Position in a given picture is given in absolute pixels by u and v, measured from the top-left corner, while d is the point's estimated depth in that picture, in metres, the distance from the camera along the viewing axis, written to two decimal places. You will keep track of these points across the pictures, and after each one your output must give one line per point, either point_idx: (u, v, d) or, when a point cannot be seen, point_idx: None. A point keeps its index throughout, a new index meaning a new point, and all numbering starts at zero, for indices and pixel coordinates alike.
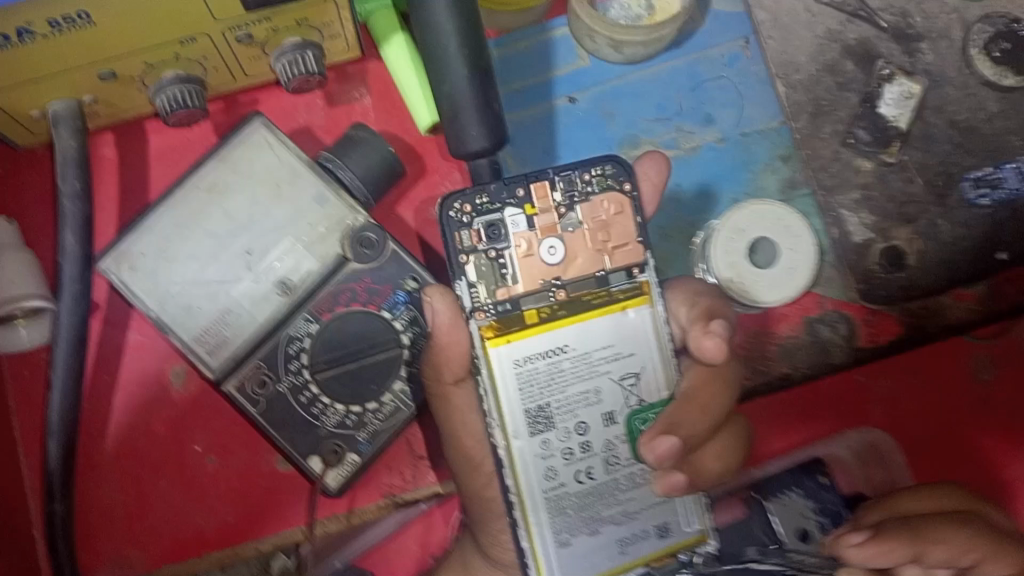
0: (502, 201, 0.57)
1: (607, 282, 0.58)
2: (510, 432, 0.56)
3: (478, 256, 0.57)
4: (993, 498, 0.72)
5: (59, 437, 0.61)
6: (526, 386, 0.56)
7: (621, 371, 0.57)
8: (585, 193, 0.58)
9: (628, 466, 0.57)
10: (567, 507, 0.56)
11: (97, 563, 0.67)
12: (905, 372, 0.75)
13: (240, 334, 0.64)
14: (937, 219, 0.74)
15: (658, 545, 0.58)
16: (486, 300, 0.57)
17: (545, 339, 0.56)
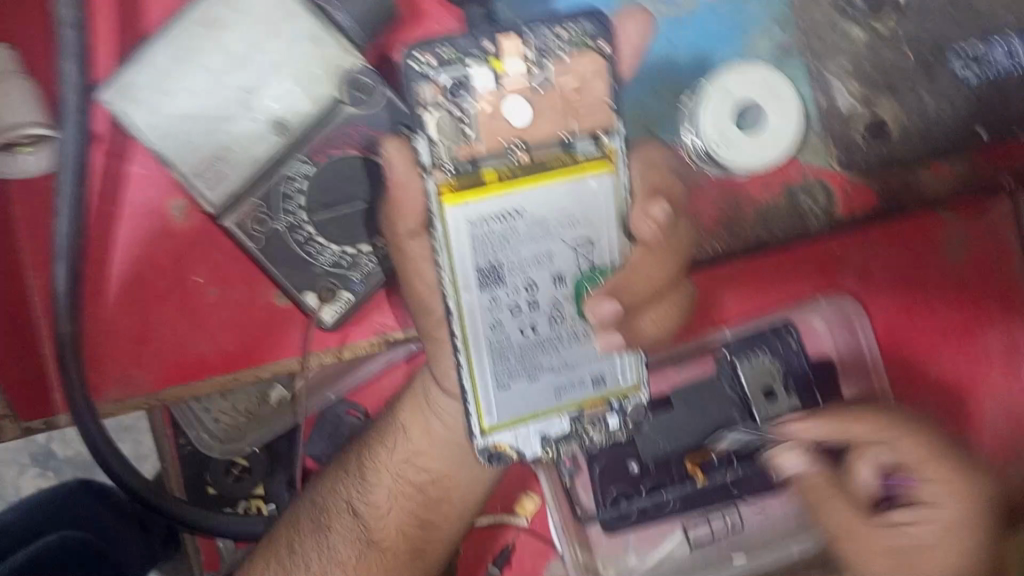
0: (468, 53, 0.57)
1: (572, 146, 0.59)
2: (460, 286, 0.59)
3: (440, 110, 0.57)
4: (921, 344, 0.89)
5: (66, 261, 0.65)
6: (479, 244, 0.59)
7: (575, 236, 0.60)
8: (559, 51, 0.58)
9: (572, 322, 0.62)
10: (508, 354, 0.61)
11: (103, 382, 0.70)
12: (881, 240, 0.86)
13: (238, 171, 0.66)
14: (922, 90, 0.73)
15: (592, 393, 0.63)
16: (445, 159, 0.58)
17: (501, 201, 0.58)
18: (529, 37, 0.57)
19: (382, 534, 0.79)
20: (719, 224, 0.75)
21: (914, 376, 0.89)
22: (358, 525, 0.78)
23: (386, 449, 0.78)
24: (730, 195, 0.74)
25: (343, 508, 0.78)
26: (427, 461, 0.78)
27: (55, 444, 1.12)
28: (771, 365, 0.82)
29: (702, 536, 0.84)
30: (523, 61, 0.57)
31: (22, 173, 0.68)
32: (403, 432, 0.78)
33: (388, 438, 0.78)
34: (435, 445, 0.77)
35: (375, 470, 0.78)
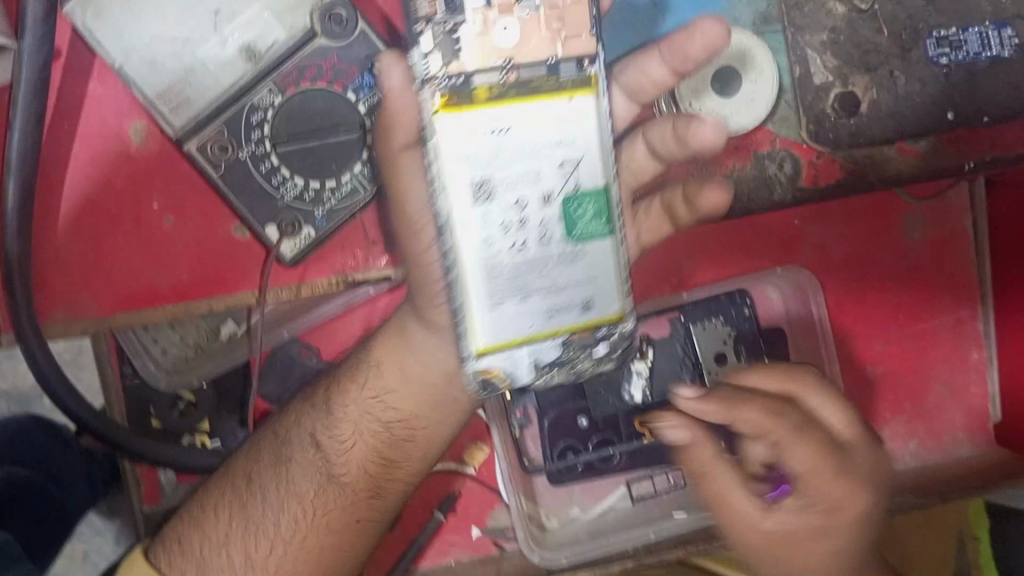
0: None
1: (557, 70, 0.57)
2: (451, 198, 0.56)
3: (435, 26, 0.55)
4: (867, 323, 0.91)
5: (19, 176, 0.63)
6: (469, 158, 0.56)
7: (562, 156, 0.58)
8: None
9: (560, 245, 0.59)
10: (500, 273, 0.58)
11: (51, 307, 0.68)
12: (840, 220, 0.88)
13: (204, 96, 0.64)
14: (898, 71, 0.73)
15: (580, 318, 0.60)
16: (439, 73, 0.55)
17: (490, 116, 0.56)
18: None
19: (344, 466, 0.71)
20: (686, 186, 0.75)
21: (861, 350, 0.92)
22: (319, 460, 0.70)
23: (356, 383, 0.72)
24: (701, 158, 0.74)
25: (305, 443, 0.71)
26: (398, 399, 0.72)
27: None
28: (723, 331, 0.85)
29: (645, 493, 0.86)
30: None
31: None
32: (376, 368, 0.72)
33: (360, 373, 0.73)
34: (405, 384, 0.72)
35: (343, 401, 0.72)
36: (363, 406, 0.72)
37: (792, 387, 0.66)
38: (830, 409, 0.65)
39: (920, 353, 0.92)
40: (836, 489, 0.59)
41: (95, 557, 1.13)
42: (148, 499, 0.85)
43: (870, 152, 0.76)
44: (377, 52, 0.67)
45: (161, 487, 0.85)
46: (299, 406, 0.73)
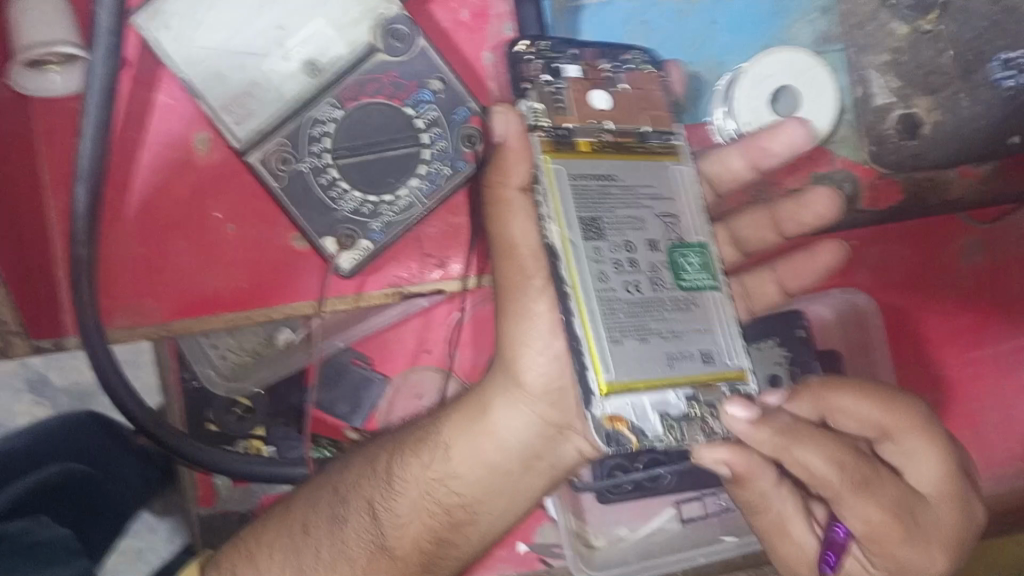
0: (563, 51, 0.61)
1: (646, 137, 0.61)
2: (565, 227, 0.55)
3: (538, 85, 0.59)
4: (929, 347, 0.90)
5: (88, 182, 0.64)
6: (579, 196, 0.57)
7: (660, 210, 0.60)
8: (631, 64, 0.63)
9: (671, 291, 0.58)
10: (618, 310, 0.55)
11: (115, 308, 0.69)
12: (897, 240, 0.88)
13: (266, 109, 0.66)
14: (961, 92, 0.71)
15: (703, 369, 0.56)
16: (547, 122, 0.58)
17: (594, 162, 0.58)
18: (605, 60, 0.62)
19: (397, 541, 0.65)
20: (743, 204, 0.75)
21: (918, 376, 0.89)
22: (374, 532, 0.65)
23: (421, 459, 0.65)
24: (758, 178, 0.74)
25: (363, 513, 0.65)
26: (464, 485, 0.65)
27: (53, 373, 1.13)
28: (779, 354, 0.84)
29: (695, 515, 0.85)
30: (602, 69, 0.62)
31: (46, 91, 0.68)
32: (444, 448, 0.65)
33: (426, 447, 0.66)
34: (476, 467, 0.65)
35: (405, 475, 0.65)
36: (424, 483, 0.65)
37: (876, 416, 0.58)
38: (915, 441, 0.58)
39: (978, 380, 0.90)
40: (891, 538, 0.56)
41: (149, 555, 1.17)
42: (203, 502, 0.86)
43: (932, 175, 0.75)
44: (435, 66, 0.68)
45: (216, 491, 0.86)
46: (354, 471, 0.66)
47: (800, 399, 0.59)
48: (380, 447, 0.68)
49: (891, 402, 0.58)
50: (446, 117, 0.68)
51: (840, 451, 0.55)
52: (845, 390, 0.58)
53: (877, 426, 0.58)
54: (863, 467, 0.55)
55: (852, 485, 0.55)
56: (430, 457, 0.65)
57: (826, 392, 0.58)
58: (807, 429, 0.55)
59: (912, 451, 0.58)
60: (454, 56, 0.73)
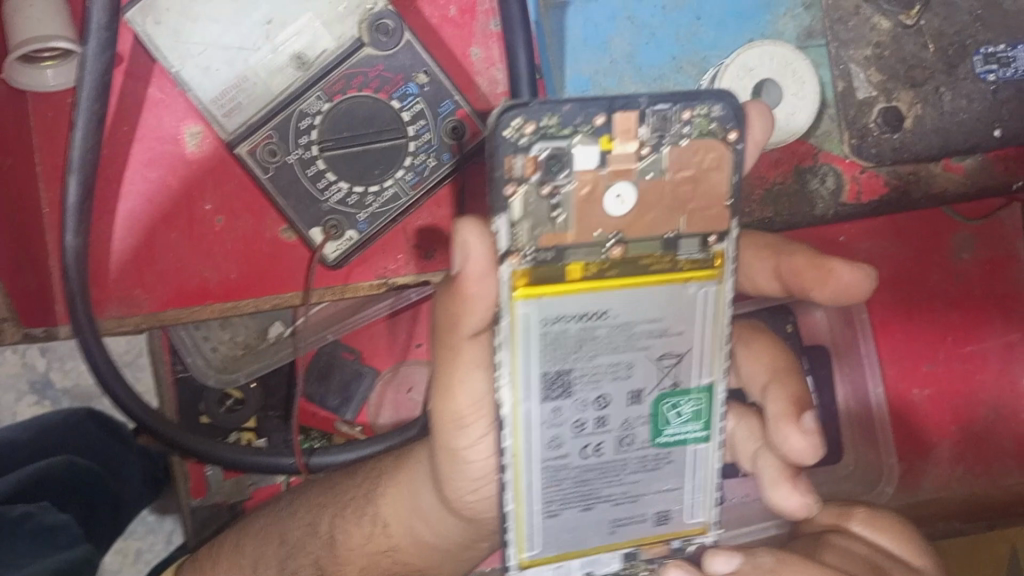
0: (574, 126, 0.52)
1: (676, 246, 0.55)
2: (522, 392, 0.55)
3: (528, 188, 0.52)
4: (920, 343, 0.90)
5: (80, 174, 0.65)
6: (552, 347, 0.55)
7: (660, 350, 0.57)
8: (677, 135, 0.54)
9: (639, 448, 0.59)
10: (564, 478, 0.58)
11: (106, 299, 0.70)
12: (885, 237, 0.89)
13: (256, 101, 0.67)
14: (942, 87, 0.73)
15: (652, 529, 0.60)
16: (526, 245, 0.53)
17: (585, 301, 0.54)
18: (645, 123, 0.53)
19: None
20: None
21: (902, 374, 0.90)
22: None
23: (362, 528, 0.77)
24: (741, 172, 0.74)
25: (310, 568, 0.78)
26: (406, 554, 0.77)
27: (55, 373, 1.15)
28: None
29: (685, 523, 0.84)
30: (636, 143, 0.53)
31: (40, 86, 0.68)
32: (384, 525, 0.76)
33: (366, 521, 0.77)
34: (412, 534, 0.76)
35: (348, 540, 0.77)
36: (371, 553, 0.77)
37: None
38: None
39: (966, 376, 0.91)
40: None
41: (148, 555, 1.18)
42: (195, 494, 0.87)
43: (914, 169, 0.76)
44: (420, 58, 0.69)
45: (207, 483, 0.87)
46: (300, 526, 0.78)
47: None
48: (323, 508, 0.78)
49: None
50: (431, 109, 0.69)
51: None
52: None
53: None
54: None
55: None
56: (371, 531, 0.77)
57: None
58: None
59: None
60: (439, 50, 0.73)
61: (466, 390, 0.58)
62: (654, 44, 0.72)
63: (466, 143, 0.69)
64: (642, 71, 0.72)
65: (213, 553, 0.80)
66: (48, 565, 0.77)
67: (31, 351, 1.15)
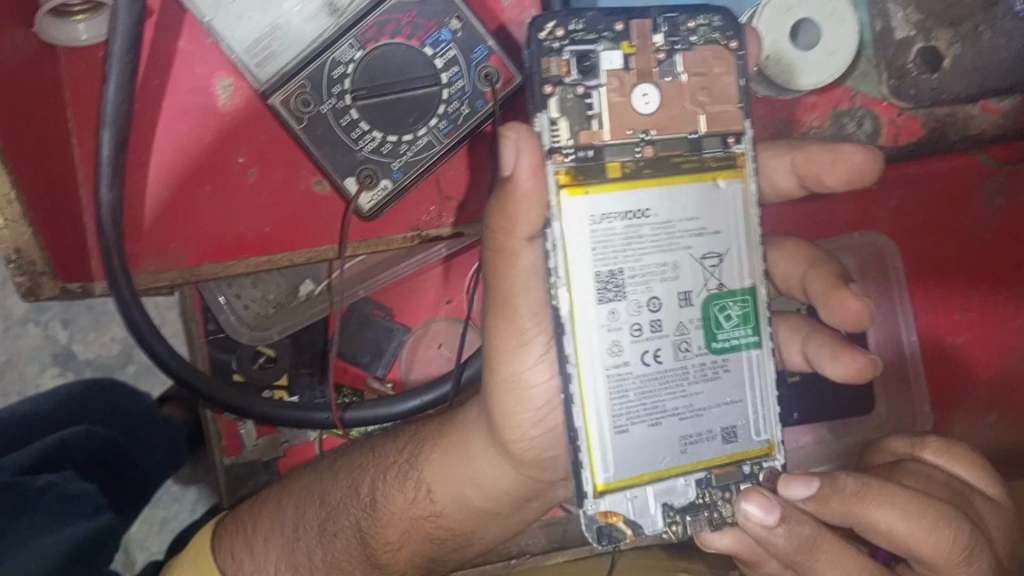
0: (598, 32, 0.56)
1: (701, 146, 0.58)
2: (577, 291, 0.55)
3: (564, 89, 0.55)
4: (952, 289, 0.89)
5: (114, 127, 0.64)
6: (600, 246, 0.55)
7: (702, 250, 0.58)
8: (688, 41, 0.58)
9: (698, 355, 0.58)
10: (628, 388, 0.56)
11: (143, 253, 0.70)
12: (914, 185, 0.87)
13: (288, 51, 0.66)
14: (981, 25, 0.71)
15: (722, 449, 0.58)
16: (565, 142, 0.55)
17: (625, 199, 0.56)
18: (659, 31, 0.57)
19: (389, 560, 0.75)
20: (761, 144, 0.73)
21: (936, 322, 0.90)
22: (362, 550, 0.75)
23: (405, 493, 0.74)
24: (778, 115, 0.73)
25: (350, 531, 0.75)
26: (451, 519, 0.74)
27: (77, 344, 1.15)
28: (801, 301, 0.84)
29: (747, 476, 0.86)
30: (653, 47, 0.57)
31: (71, 41, 0.68)
32: (430, 490, 0.74)
33: (411, 483, 0.74)
34: (457, 494, 0.73)
35: (391, 503, 0.74)
36: (417, 521, 0.74)
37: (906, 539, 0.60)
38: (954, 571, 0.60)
39: (999, 324, 0.90)
40: None
41: (173, 523, 1.18)
42: (228, 453, 0.88)
43: (953, 110, 0.76)
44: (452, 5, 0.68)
45: (241, 442, 0.88)
46: (341, 486, 0.75)
47: (829, 503, 0.60)
48: (366, 467, 0.76)
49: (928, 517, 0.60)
50: (464, 56, 0.68)
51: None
52: (881, 505, 0.60)
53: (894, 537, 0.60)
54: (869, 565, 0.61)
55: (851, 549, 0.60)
56: (417, 494, 0.74)
57: (859, 504, 0.60)
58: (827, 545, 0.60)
59: (929, 554, 0.60)
60: None
61: (517, 317, 0.61)
62: None
63: (499, 90, 0.69)
64: None
65: (252, 511, 0.77)
66: (77, 532, 0.78)
67: (53, 322, 1.15)
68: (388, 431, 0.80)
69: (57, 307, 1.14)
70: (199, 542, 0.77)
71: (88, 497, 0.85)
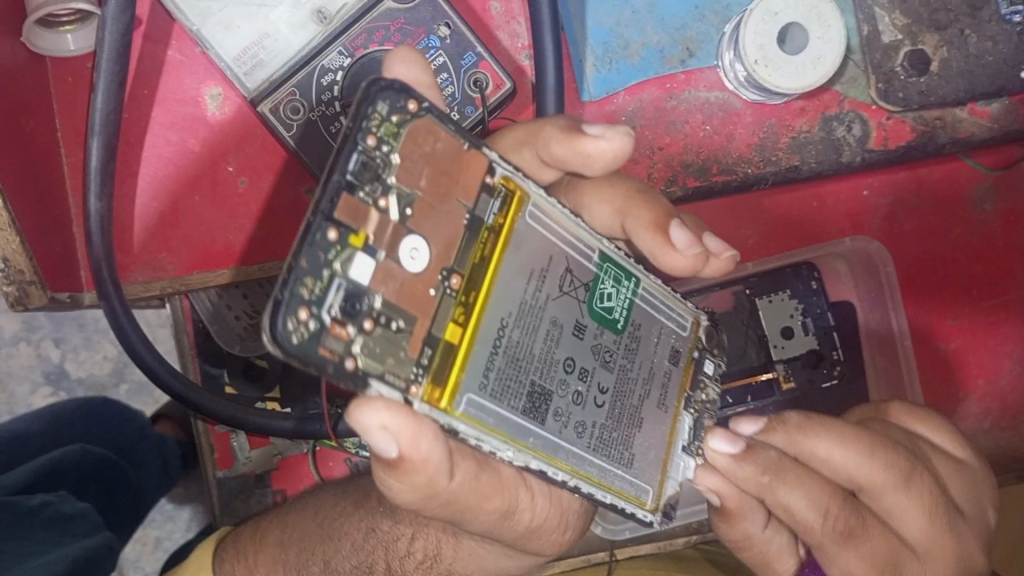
0: (325, 263, 0.38)
1: (481, 215, 0.45)
2: (523, 440, 0.45)
3: (361, 343, 0.39)
4: (945, 296, 0.89)
5: (102, 137, 0.64)
6: (504, 390, 0.45)
7: (558, 295, 0.48)
8: (384, 161, 0.41)
9: (618, 347, 0.52)
10: (610, 433, 0.51)
11: (131, 263, 0.70)
12: (906, 187, 0.87)
13: (277, 58, 0.66)
14: (967, 30, 0.72)
15: (678, 372, 0.56)
16: (406, 367, 0.41)
17: (484, 338, 0.44)
18: (360, 193, 0.40)
19: None
20: (752, 149, 0.74)
21: (930, 326, 0.90)
22: None
23: None
24: (767, 120, 0.74)
25: None
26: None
27: (70, 363, 1.14)
28: (792, 304, 0.86)
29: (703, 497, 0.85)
30: (377, 210, 0.40)
31: (60, 52, 0.68)
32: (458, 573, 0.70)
33: None
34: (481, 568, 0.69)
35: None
36: None
37: (844, 468, 0.55)
38: (892, 495, 0.55)
39: (992, 333, 0.90)
40: None
41: (167, 543, 1.17)
42: (221, 465, 0.88)
43: (941, 114, 0.75)
44: (441, 12, 0.68)
45: (235, 454, 0.88)
46: (352, 562, 0.70)
47: (775, 433, 0.56)
48: (377, 548, 0.70)
49: (869, 445, 0.54)
50: (453, 62, 0.68)
51: (828, 497, 0.53)
52: (822, 438, 0.55)
53: (847, 474, 0.55)
54: (849, 516, 0.53)
55: (836, 536, 0.53)
56: None
57: (801, 434, 0.55)
58: (792, 466, 0.53)
59: (895, 506, 0.55)
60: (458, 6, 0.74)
61: (483, 497, 0.51)
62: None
63: (489, 96, 0.69)
64: (664, 21, 0.73)
65: (255, 542, 0.74)
66: (71, 552, 0.77)
67: (44, 341, 1.14)
68: (383, 497, 0.71)
69: (49, 327, 1.14)
70: (199, 557, 0.77)
71: (81, 516, 0.84)
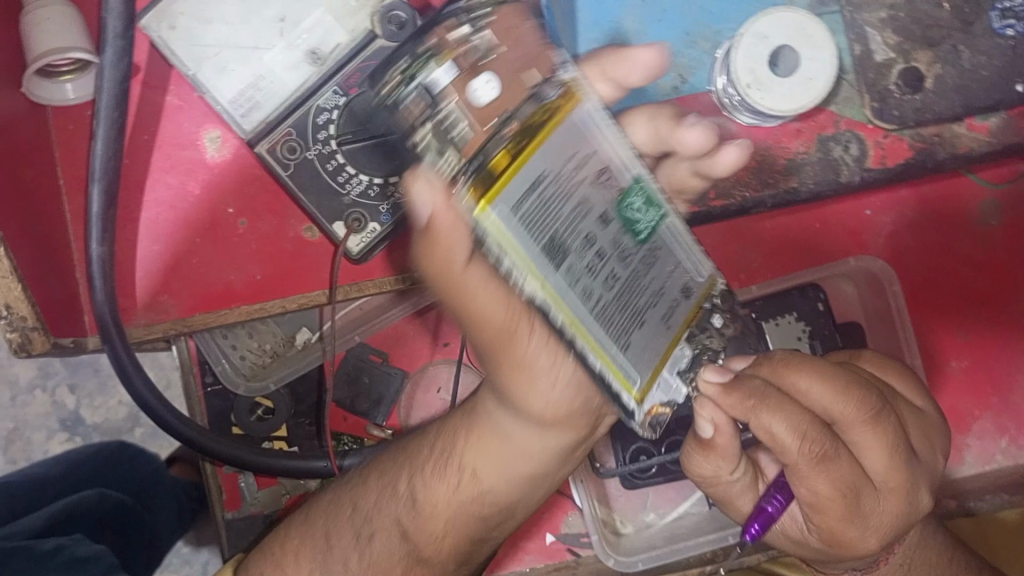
0: (425, 55, 0.40)
1: (542, 95, 0.42)
2: (541, 273, 0.42)
3: (427, 131, 0.41)
4: (952, 309, 0.88)
5: (103, 181, 0.64)
6: (531, 224, 0.41)
7: (596, 175, 0.44)
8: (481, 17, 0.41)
9: (639, 251, 0.48)
10: (611, 315, 0.46)
11: (133, 307, 0.70)
12: (903, 206, 0.87)
13: (274, 98, 0.67)
14: (960, 45, 0.72)
15: (687, 307, 0.52)
16: (454, 164, 0.40)
17: (530, 171, 0.40)
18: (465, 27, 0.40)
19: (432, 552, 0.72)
20: (750, 172, 0.73)
21: (940, 342, 0.88)
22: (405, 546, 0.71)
23: (447, 480, 0.70)
24: (763, 142, 0.73)
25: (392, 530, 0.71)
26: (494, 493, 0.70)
27: (85, 409, 1.15)
28: (800, 327, 0.83)
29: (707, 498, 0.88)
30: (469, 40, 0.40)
31: (60, 100, 0.69)
32: (471, 470, 0.69)
33: (452, 472, 0.70)
34: (496, 468, 0.69)
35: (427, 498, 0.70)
36: (464, 507, 0.71)
37: (821, 405, 0.53)
38: (860, 433, 0.54)
39: (999, 343, 0.89)
40: (834, 508, 0.53)
41: None
42: (230, 506, 0.88)
43: (938, 130, 0.74)
44: None
45: (242, 494, 0.88)
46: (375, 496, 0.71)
47: (759, 368, 0.55)
48: (400, 471, 0.72)
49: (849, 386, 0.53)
50: None
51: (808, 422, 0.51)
52: (803, 374, 0.53)
53: (825, 414, 0.54)
54: (826, 444, 0.51)
55: (810, 461, 0.51)
56: (460, 481, 0.70)
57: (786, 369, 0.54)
58: (775, 394, 0.52)
59: (861, 443, 0.54)
60: None
61: (490, 303, 0.52)
62: (664, 22, 0.73)
63: None
64: None
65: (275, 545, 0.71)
66: None
67: (59, 388, 1.15)
68: (404, 446, 0.74)
69: (64, 372, 1.15)
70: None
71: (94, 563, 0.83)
